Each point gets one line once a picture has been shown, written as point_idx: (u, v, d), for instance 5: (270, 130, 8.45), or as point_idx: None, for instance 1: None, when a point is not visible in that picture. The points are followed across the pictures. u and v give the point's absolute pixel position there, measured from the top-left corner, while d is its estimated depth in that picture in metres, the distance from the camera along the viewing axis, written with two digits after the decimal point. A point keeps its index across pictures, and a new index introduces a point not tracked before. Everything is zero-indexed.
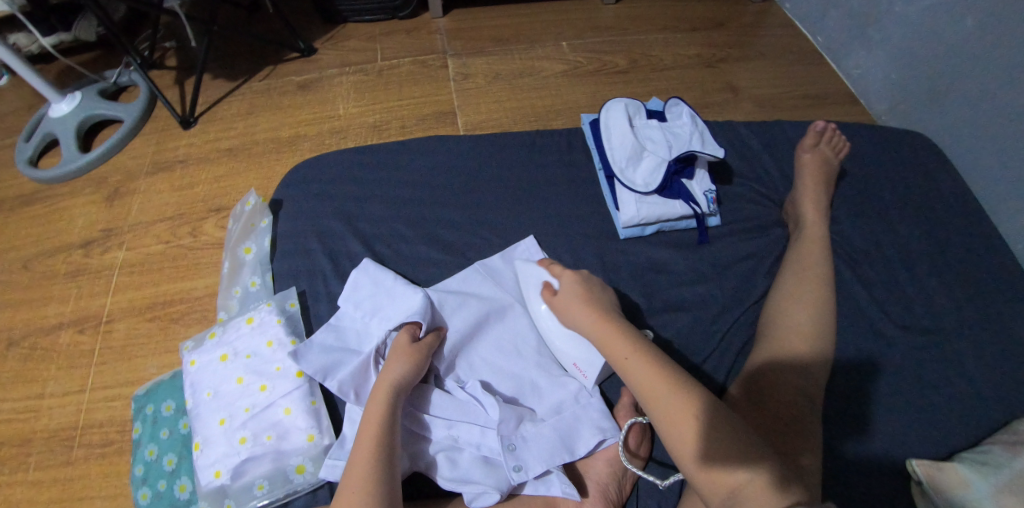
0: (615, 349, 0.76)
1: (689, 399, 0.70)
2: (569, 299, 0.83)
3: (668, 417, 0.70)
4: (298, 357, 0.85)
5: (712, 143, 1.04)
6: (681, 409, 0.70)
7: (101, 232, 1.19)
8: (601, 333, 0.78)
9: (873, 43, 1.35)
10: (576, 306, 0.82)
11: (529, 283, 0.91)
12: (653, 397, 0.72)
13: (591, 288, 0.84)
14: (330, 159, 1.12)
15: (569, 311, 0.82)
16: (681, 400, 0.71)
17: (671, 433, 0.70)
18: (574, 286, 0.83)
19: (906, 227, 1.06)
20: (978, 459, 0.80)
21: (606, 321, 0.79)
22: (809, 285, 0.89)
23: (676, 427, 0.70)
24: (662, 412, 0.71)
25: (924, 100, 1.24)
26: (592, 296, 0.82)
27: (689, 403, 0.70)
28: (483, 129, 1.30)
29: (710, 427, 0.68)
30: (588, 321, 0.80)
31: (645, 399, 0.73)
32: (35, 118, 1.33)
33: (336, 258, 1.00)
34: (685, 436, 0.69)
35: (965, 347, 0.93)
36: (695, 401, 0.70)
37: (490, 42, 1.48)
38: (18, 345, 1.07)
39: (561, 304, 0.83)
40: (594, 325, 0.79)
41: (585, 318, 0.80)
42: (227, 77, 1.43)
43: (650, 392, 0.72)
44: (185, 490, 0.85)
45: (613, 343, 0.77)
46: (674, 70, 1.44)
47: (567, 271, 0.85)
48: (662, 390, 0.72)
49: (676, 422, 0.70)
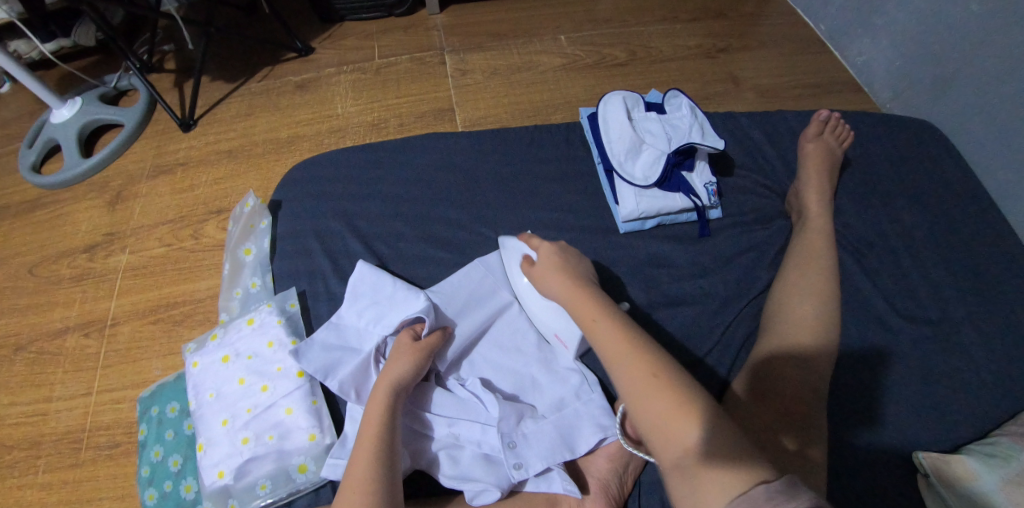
0: (585, 313, 0.76)
1: (649, 358, 0.69)
2: (546, 267, 0.83)
3: (627, 375, 0.69)
4: (299, 357, 0.85)
5: (712, 135, 1.02)
6: (639, 368, 0.69)
7: (105, 236, 1.20)
8: (573, 298, 0.78)
9: (876, 29, 1.33)
10: (552, 274, 0.82)
11: (513, 258, 0.92)
12: (616, 357, 0.71)
13: (568, 259, 0.84)
14: (329, 158, 1.12)
15: (544, 279, 0.82)
16: (642, 359, 0.69)
17: (629, 391, 0.69)
18: (552, 256, 0.83)
19: (912, 216, 1.04)
20: (987, 451, 0.79)
21: (579, 287, 0.79)
22: (811, 277, 0.87)
23: (632, 386, 0.68)
24: (622, 372, 0.70)
25: (930, 87, 1.22)
26: (568, 265, 0.82)
27: (650, 362, 0.69)
28: (481, 125, 1.29)
29: (667, 384, 0.67)
30: (562, 287, 0.80)
31: (607, 359, 0.72)
32: (38, 124, 1.34)
33: (336, 258, 0.99)
34: (642, 394, 0.67)
35: (973, 338, 0.92)
36: (656, 360, 0.69)
37: (487, 38, 1.47)
38: (25, 350, 1.08)
39: (538, 274, 0.83)
40: (567, 291, 0.79)
41: (559, 285, 0.80)
42: (225, 78, 1.43)
43: (612, 351, 0.71)
44: (191, 490, 0.86)
45: (583, 306, 0.76)
46: (674, 61, 1.43)
47: (546, 242, 0.86)
48: (624, 350, 0.71)
49: (634, 380, 0.68)
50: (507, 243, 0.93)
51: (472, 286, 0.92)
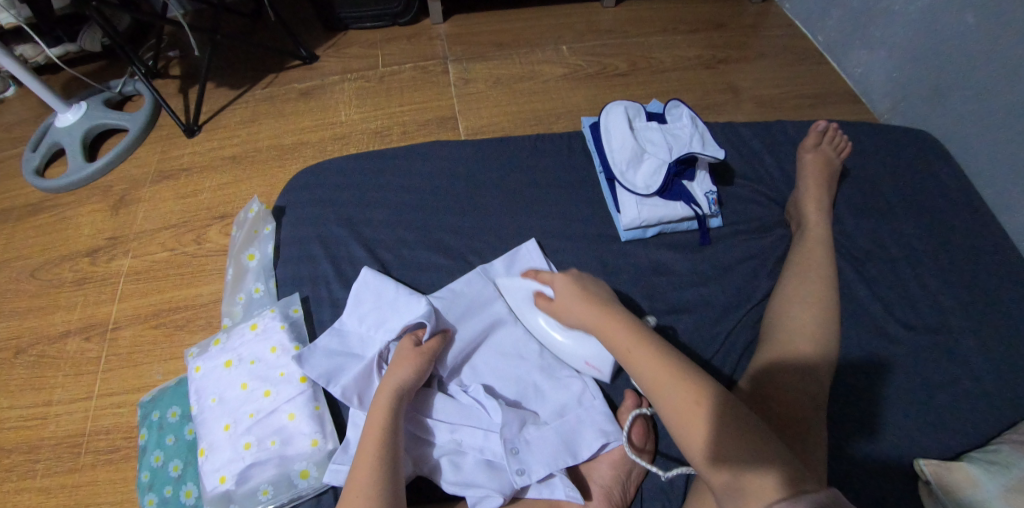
0: (619, 341, 0.77)
1: (691, 385, 0.71)
2: (566, 300, 0.84)
3: (672, 404, 0.71)
4: (302, 362, 0.85)
5: (713, 145, 1.04)
6: (683, 395, 0.71)
7: (107, 240, 1.20)
8: (602, 325, 0.79)
9: (873, 42, 1.35)
10: (576, 304, 0.83)
11: (521, 296, 0.93)
12: (656, 386, 0.73)
13: (587, 286, 0.85)
14: (332, 165, 1.13)
15: (569, 310, 0.84)
16: (683, 387, 0.71)
17: (674, 420, 0.71)
18: (569, 288, 0.85)
19: (910, 226, 1.05)
20: (988, 459, 0.79)
21: (607, 313, 0.80)
22: (812, 285, 0.88)
23: (679, 414, 0.70)
24: (666, 400, 0.72)
25: (927, 99, 1.23)
26: (590, 292, 0.84)
27: (692, 389, 0.71)
28: (484, 133, 1.30)
29: (708, 410, 0.69)
30: (589, 316, 0.81)
31: (649, 388, 0.74)
32: (41, 129, 1.35)
33: (339, 264, 1.00)
34: (688, 422, 0.69)
35: (971, 346, 0.93)
36: (698, 386, 0.71)
37: (490, 48, 1.49)
38: (25, 353, 1.08)
39: (559, 307, 0.85)
40: (596, 318, 0.80)
41: (586, 312, 0.82)
42: (229, 85, 1.44)
43: (653, 380, 0.73)
44: (191, 496, 0.86)
45: (614, 334, 0.78)
46: (675, 72, 1.44)
47: (558, 275, 0.87)
48: (665, 377, 0.73)
49: (679, 409, 0.70)
50: (508, 284, 0.95)
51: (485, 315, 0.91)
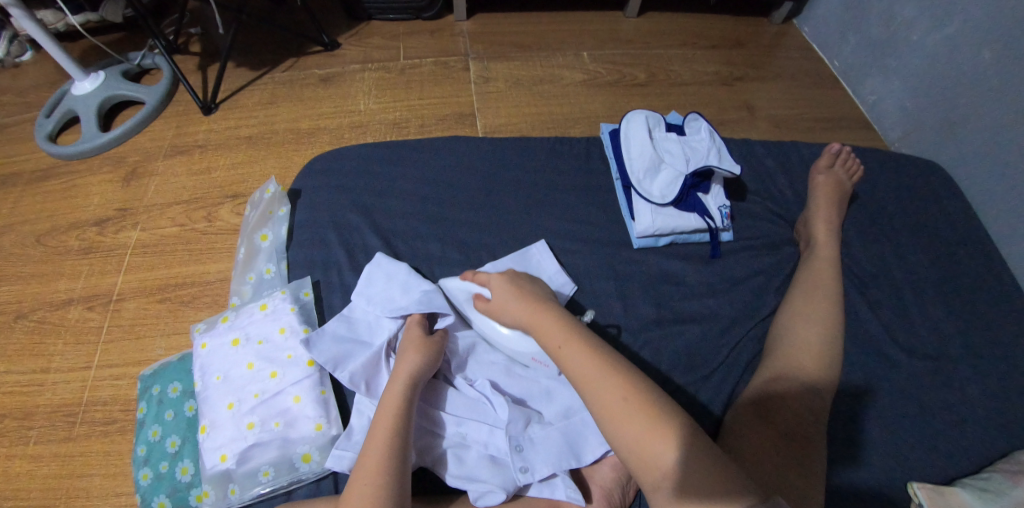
0: (550, 338, 0.77)
1: (621, 380, 0.71)
2: (503, 299, 0.84)
3: (598, 398, 0.70)
4: (310, 346, 0.85)
5: (730, 160, 1.05)
6: (614, 391, 0.70)
7: (116, 211, 1.19)
8: (536, 323, 0.79)
9: (889, 71, 1.37)
10: (510, 302, 0.83)
11: (460, 297, 0.92)
12: (585, 381, 0.72)
13: (521, 285, 0.85)
14: (351, 152, 1.13)
15: (505, 310, 0.83)
16: (612, 381, 0.70)
17: (603, 417, 0.70)
18: (504, 287, 0.85)
19: (916, 253, 1.07)
20: (979, 485, 0.81)
21: (540, 310, 0.80)
22: (818, 304, 0.90)
23: (608, 411, 0.69)
24: (595, 396, 0.70)
25: (939, 130, 1.25)
26: (524, 290, 0.84)
27: (620, 385, 0.70)
28: (501, 132, 1.31)
29: (637, 407, 0.68)
30: (525, 315, 0.81)
31: (580, 386, 0.72)
32: (57, 95, 1.34)
33: (352, 251, 1.00)
34: (615, 419, 0.68)
35: (970, 376, 0.94)
36: (628, 382, 0.70)
37: (512, 48, 1.50)
38: (26, 318, 1.07)
39: (496, 306, 0.85)
40: (529, 317, 0.80)
41: (519, 311, 0.81)
42: (250, 65, 1.44)
43: (584, 377, 0.72)
44: (187, 473, 0.85)
45: (550, 333, 0.77)
46: (693, 86, 1.46)
47: (494, 275, 0.87)
48: (594, 374, 0.72)
49: (609, 405, 0.69)
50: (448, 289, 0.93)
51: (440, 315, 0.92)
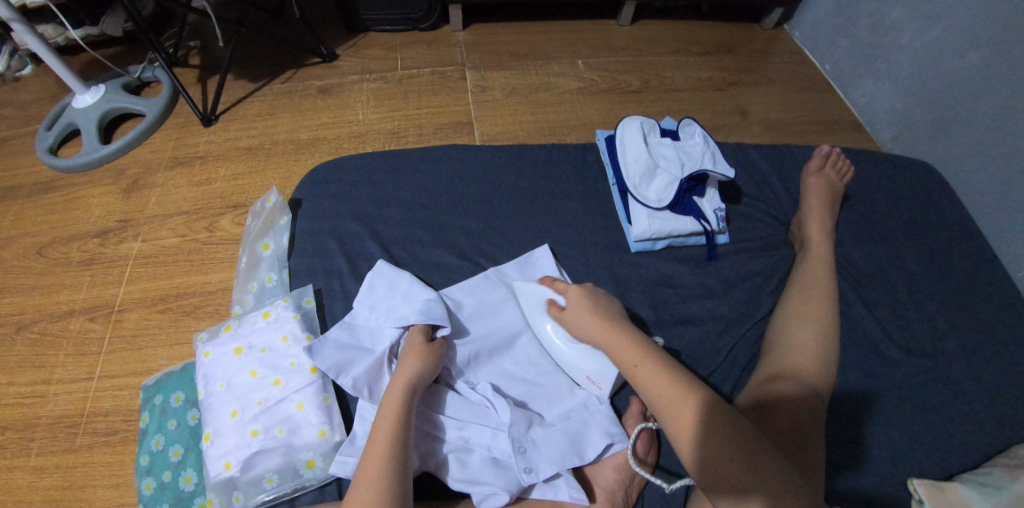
0: (625, 357, 0.79)
1: (698, 403, 0.73)
2: (578, 311, 0.85)
3: (677, 419, 0.73)
4: (313, 353, 0.85)
5: (724, 164, 1.06)
6: (690, 413, 0.72)
7: (117, 223, 1.20)
8: (609, 340, 0.81)
9: (880, 74, 1.39)
10: (585, 317, 0.84)
11: (533, 302, 0.93)
12: (663, 404, 0.74)
13: (598, 300, 0.86)
14: (351, 162, 1.15)
15: (578, 322, 0.85)
16: (688, 405, 0.73)
17: (683, 439, 0.72)
18: (581, 300, 0.86)
19: (910, 252, 1.09)
20: (978, 480, 0.82)
21: (615, 329, 0.82)
22: (814, 304, 0.91)
23: (686, 432, 0.72)
24: (672, 417, 0.73)
25: (929, 131, 1.28)
26: (600, 307, 0.85)
27: (697, 407, 0.73)
28: (498, 140, 1.33)
29: (715, 430, 0.71)
30: (598, 331, 0.82)
31: (657, 407, 0.75)
32: (58, 109, 1.35)
33: (353, 259, 1.01)
34: (692, 439, 0.71)
35: (966, 372, 0.95)
36: (705, 405, 0.73)
37: (507, 57, 1.52)
38: (27, 329, 1.08)
39: (570, 317, 0.86)
40: (604, 335, 0.82)
41: (593, 327, 0.83)
42: (249, 78, 1.46)
43: (661, 398, 0.74)
44: (190, 482, 0.85)
45: (625, 352, 0.79)
46: (686, 91, 1.48)
47: (571, 285, 0.88)
48: (671, 396, 0.74)
49: (686, 425, 0.72)
50: (524, 289, 0.94)
51: (495, 317, 0.93)
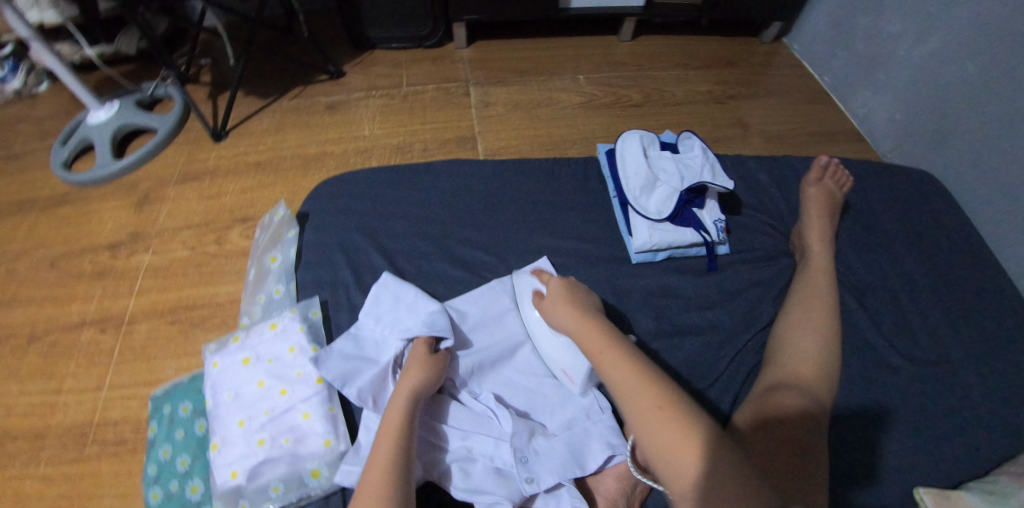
0: (593, 345, 0.80)
1: (657, 390, 0.73)
2: (555, 300, 0.88)
3: (634, 404, 0.73)
4: (319, 364, 0.87)
5: (723, 176, 1.08)
6: (648, 398, 0.72)
7: (129, 236, 1.23)
8: (580, 328, 0.83)
9: (878, 86, 1.41)
10: (560, 305, 0.87)
11: (525, 292, 0.96)
12: (624, 389, 0.74)
13: (576, 292, 0.89)
14: (358, 175, 1.17)
15: (553, 311, 0.88)
16: (649, 391, 0.73)
17: (638, 423, 0.72)
18: (560, 290, 0.88)
19: (911, 261, 1.09)
20: (984, 489, 0.83)
21: (589, 319, 0.83)
22: (814, 313, 0.92)
23: (641, 417, 0.71)
24: (630, 402, 0.73)
25: (929, 142, 1.29)
26: (576, 297, 0.87)
27: (655, 394, 0.73)
28: (502, 154, 1.35)
29: (672, 415, 0.70)
30: (572, 321, 0.84)
31: (616, 390, 0.75)
32: (73, 125, 1.39)
33: (359, 271, 1.03)
34: (647, 423, 0.71)
35: (970, 382, 0.96)
36: (663, 393, 0.73)
37: (511, 74, 1.55)
38: (40, 340, 1.10)
39: (548, 306, 0.89)
40: (575, 323, 0.84)
41: (568, 316, 0.85)
42: (258, 94, 1.49)
43: (621, 384, 0.75)
44: (197, 491, 0.87)
45: (593, 340, 0.80)
46: (687, 105, 1.50)
47: (554, 277, 0.91)
48: (632, 383, 0.74)
49: (642, 410, 0.72)
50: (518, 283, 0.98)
51: (499, 326, 0.95)
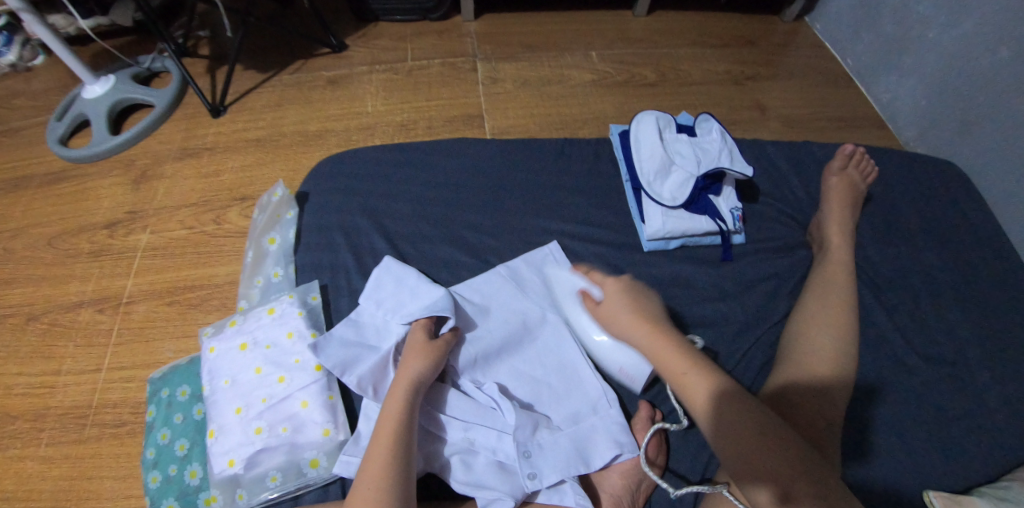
0: (672, 364, 0.76)
1: (749, 411, 0.70)
2: (616, 309, 0.83)
3: (727, 427, 0.69)
4: (318, 351, 0.84)
5: (741, 161, 1.03)
6: (742, 421, 0.69)
7: (126, 214, 1.20)
8: (652, 343, 0.78)
9: (904, 69, 1.35)
10: (625, 314, 0.82)
11: (566, 290, 0.92)
12: (714, 411, 0.71)
13: (640, 299, 0.84)
14: (359, 155, 1.13)
15: (616, 320, 0.82)
16: (743, 414, 0.70)
17: (737, 449, 0.68)
18: (620, 295, 0.84)
19: (932, 255, 1.05)
20: (998, 496, 0.79)
21: (658, 332, 0.79)
22: (832, 308, 0.87)
23: (738, 441, 0.68)
24: (723, 425, 0.70)
25: (955, 128, 1.23)
26: (641, 305, 0.83)
27: (749, 416, 0.69)
28: (509, 134, 1.30)
29: (772, 439, 0.67)
30: (640, 333, 0.80)
31: (706, 416, 0.72)
32: (68, 99, 1.35)
33: (360, 255, 1.00)
34: (745, 450, 0.68)
35: (989, 382, 0.92)
36: (759, 415, 0.70)
37: (520, 48, 1.49)
38: (38, 320, 1.08)
39: (607, 313, 0.84)
40: (647, 337, 0.79)
41: (635, 328, 0.80)
42: (257, 68, 1.45)
43: (711, 407, 0.72)
44: (196, 476, 0.85)
45: (669, 357, 0.77)
46: (703, 85, 1.44)
47: (610, 278, 0.87)
48: (722, 404, 0.71)
49: (737, 433, 0.69)
50: (559, 278, 0.94)
51: (506, 312, 0.92)
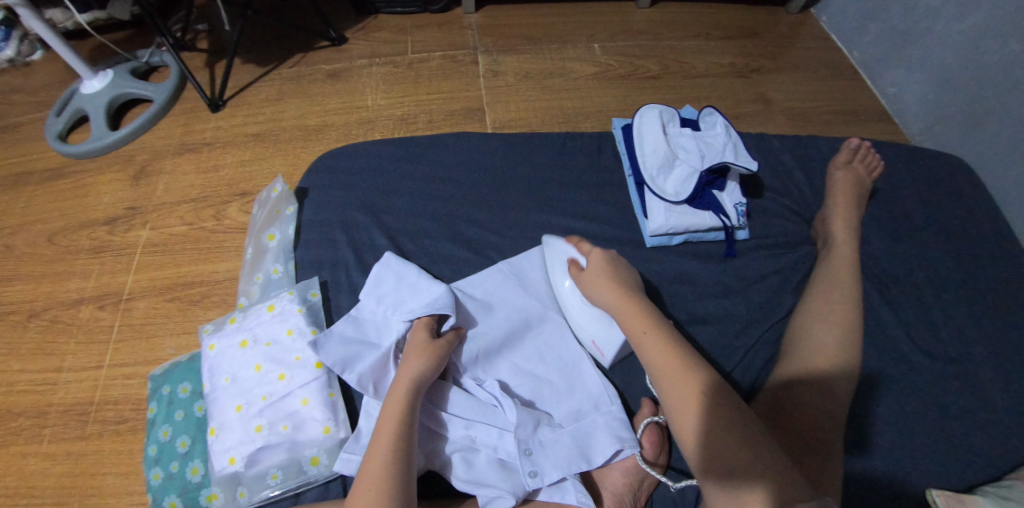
0: (634, 326, 0.78)
1: (697, 375, 0.72)
2: (595, 273, 0.84)
3: (673, 386, 0.72)
4: (318, 348, 0.84)
5: (746, 156, 1.01)
6: (687, 382, 0.72)
7: (126, 210, 1.19)
8: (620, 306, 0.80)
9: (911, 61, 1.33)
10: (601, 280, 0.83)
11: (557, 261, 0.92)
12: (663, 370, 0.74)
13: (618, 267, 0.85)
14: (359, 150, 1.12)
15: (592, 285, 0.84)
16: (689, 376, 0.72)
17: (676, 406, 0.72)
18: (601, 263, 0.85)
19: (938, 251, 1.04)
20: (1001, 495, 0.79)
21: (628, 297, 0.80)
22: (836, 305, 0.86)
23: (678, 399, 0.72)
24: (669, 384, 0.73)
25: (962, 121, 1.21)
26: (617, 273, 0.84)
27: (694, 378, 0.72)
28: (511, 128, 1.29)
29: (710, 402, 0.70)
30: (611, 297, 0.81)
31: (655, 374, 0.74)
32: (67, 94, 1.34)
33: (360, 251, 0.99)
34: (681, 408, 0.71)
35: (994, 380, 0.91)
36: (705, 380, 0.72)
37: (521, 41, 1.47)
38: (39, 317, 1.08)
39: (586, 279, 0.85)
40: (617, 300, 0.81)
41: (606, 291, 0.82)
42: (256, 62, 1.43)
43: (662, 366, 0.74)
44: (197, 473, 0.85)
45: (632, 318, 0.78)
46: (707, 78, 1.42)
47: (596, 248, 0.87)
48: (673, 366, 0.73)
49: (680, 392, 0.72)
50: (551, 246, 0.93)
51: (508, 308, 0.91)
